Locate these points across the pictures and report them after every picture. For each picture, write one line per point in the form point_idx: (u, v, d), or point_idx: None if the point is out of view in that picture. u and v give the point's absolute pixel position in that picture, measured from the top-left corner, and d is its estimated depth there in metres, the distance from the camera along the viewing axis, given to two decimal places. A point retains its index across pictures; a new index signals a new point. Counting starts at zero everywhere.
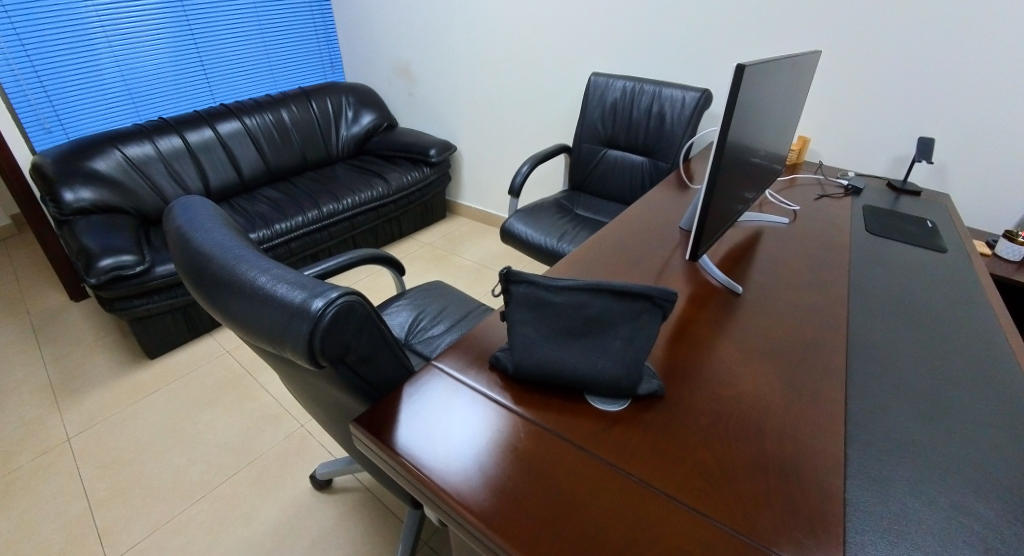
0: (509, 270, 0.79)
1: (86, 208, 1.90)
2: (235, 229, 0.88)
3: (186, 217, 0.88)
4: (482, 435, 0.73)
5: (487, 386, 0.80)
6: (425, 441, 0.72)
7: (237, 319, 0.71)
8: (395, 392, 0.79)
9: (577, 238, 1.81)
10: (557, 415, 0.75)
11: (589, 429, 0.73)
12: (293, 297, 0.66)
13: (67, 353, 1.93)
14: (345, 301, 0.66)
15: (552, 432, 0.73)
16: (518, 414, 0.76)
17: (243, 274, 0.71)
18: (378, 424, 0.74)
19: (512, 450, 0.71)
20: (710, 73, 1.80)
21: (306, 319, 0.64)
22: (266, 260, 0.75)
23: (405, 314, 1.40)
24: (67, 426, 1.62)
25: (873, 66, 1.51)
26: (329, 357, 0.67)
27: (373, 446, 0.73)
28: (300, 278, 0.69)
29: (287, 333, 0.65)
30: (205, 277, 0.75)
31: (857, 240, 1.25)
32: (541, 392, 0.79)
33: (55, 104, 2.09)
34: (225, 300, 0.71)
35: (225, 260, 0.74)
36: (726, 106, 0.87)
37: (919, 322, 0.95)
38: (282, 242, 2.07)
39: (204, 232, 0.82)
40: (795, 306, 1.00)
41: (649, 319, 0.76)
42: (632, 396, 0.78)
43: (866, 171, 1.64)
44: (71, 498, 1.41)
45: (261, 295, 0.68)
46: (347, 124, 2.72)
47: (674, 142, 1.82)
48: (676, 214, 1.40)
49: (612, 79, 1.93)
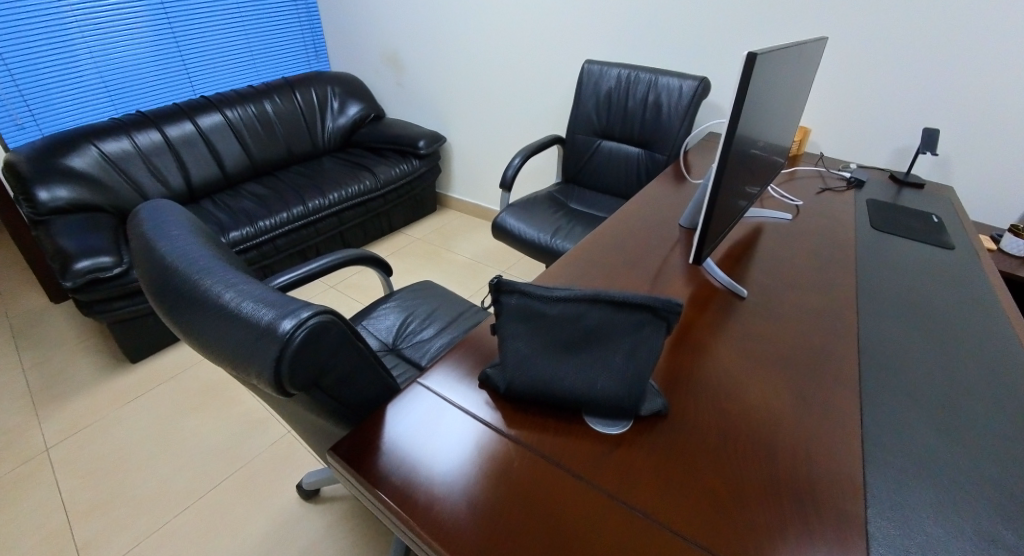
0: (499, 279, 0.74)
1: (62, 207, 1.81)
2: (205, 237, 0.82)
3: (153, 222, 0.82)
4: (470, 462, 0.67)
5: (477, 406, 0.74)
6: (407, 470, 0.67)
7: (202, 340, 0.65)
8: (377, 414, 0.73)
9: (571, 233, 1.76)
10: (553, 437, 0.70)
11: (590, 454, 0.68)
12: (261, 316, 0.60)
13: (45, 357, 1.84)
14: (318, 322, 0.60)
15: (548, 459, 0.67)
16: (509, 437, 0.70)
17: (207, 288, 0.65)
18: (359, 453, 0.68)
19: (504, 480, 0.65)
20: (708, 60, 1.73)
21: (274, 341, 0.58)
22: (235, 272, 0.69)
23: (393, 316, 1.34)
24: (46, 434, 1.55)
25: (877, 56, 1.45)
26: (299, 384, 0.62)
27: (351, 478, 0.67)
28: (269, 294, 0.64)
29: (253, 357, 0.59)
30: (169, 292, 0.69)
31: (861, 237, 1.21)
32: (534, 411, 0.73)
33: (27, 99, 1.99)
34: (188, 318, 0.65)
35: (189, 272, 0.68)
36: (735, 96, 0.82)
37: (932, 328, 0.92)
38: (266, 239, 1.99)
39: (169, 240, 0.76)
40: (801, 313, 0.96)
41: (652, 332, 0.71)
42: (634, 416, 0.72)
43: (868, 162, 1.59)
44: (50, 512, 1.34)
45: (226, 313, 0.62)
46: (333, 115, 2.63)
47: (671, 133, 1.76)
48: (674, 211, 1.35)
49: (606, 67, 1.86)
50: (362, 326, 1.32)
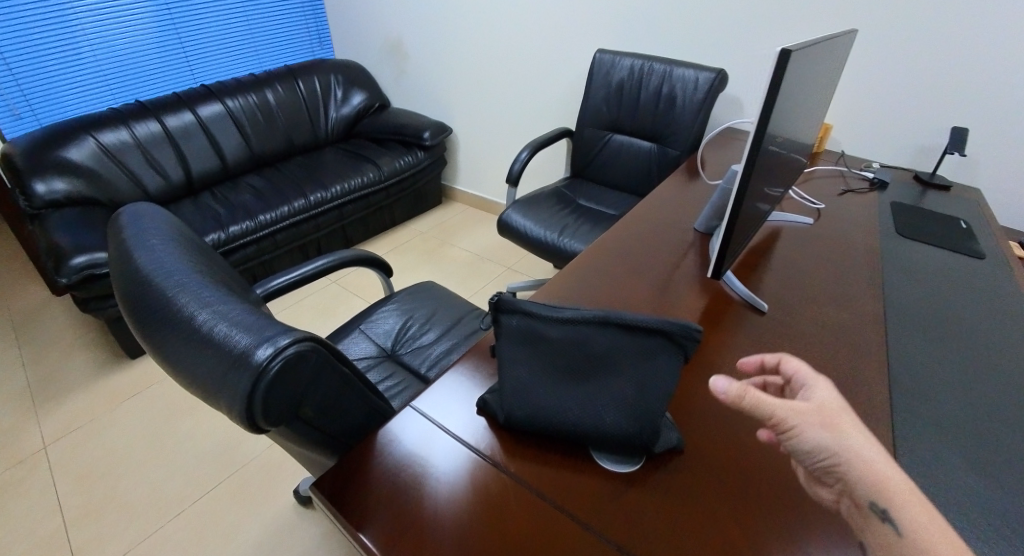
0: (499, 297, 0.73)
1: (59, 200, 1.77)
2: (184, 241, 0.76)
3: (130, 222, 0.76)
4: (464, 502, 0.63)
5: (475, 438, 0.69)
6: (394, 510, 0.62)
7: (171, 363, 0.59)
8: (364, 443, 0.69)
9: (579, 232, 1.70)
10: (556, 475, 0.65)
11: (596, 498, 0.63)
12: (234, 341, 0.55)
13: (43, 353, 1.82)
14: (296, 350, 0.55)
15: (551, 502, 0.62)
16: (509, 474, 0.65)
17: (177, 305, 0.59)
18: (345, 489, 0.64)
19: (501, 525, 0.60)
20: (727, 51, 1.65)
21: (247, 371, 0.53)
22: (210, 286, 0.64)
23: (393, 319, 1.30)
24: (43, 433, 1.52)
25: (908, 49, 1.36)
26: (275, 416, 0.57)
27: (333, 517, 0.62)
28: (245, 315, 0.59)
29: (224, 386, 0.54)
30: (137, 305, 0.63)
31: (885, 246, 1.15)
32: (536, 443, 0.68)
33: (22, 89, 1.94)
34: (156, 336, 0.60)
35: (158, 283, 0.62)
36: (766, 96, 0.75)
37: (956, 360, 0.87)
38: (267, 234, 1.94)
39: (142, 245, 0.70)
40: (819, 336, 0.92)
41: (667, 359, 0.66)
42: (645, 452, 0.67)
43: (891, 162, 1.52)
44: (45, 514, 1.32)
45: (196, 335, 0.57)
46: (337, 104, 2.57)
47: (685, 128, 1.69)
48: (688, 214, 1.29)
49: (618, 56, 1.78)
50: (359, 329, 1.27)
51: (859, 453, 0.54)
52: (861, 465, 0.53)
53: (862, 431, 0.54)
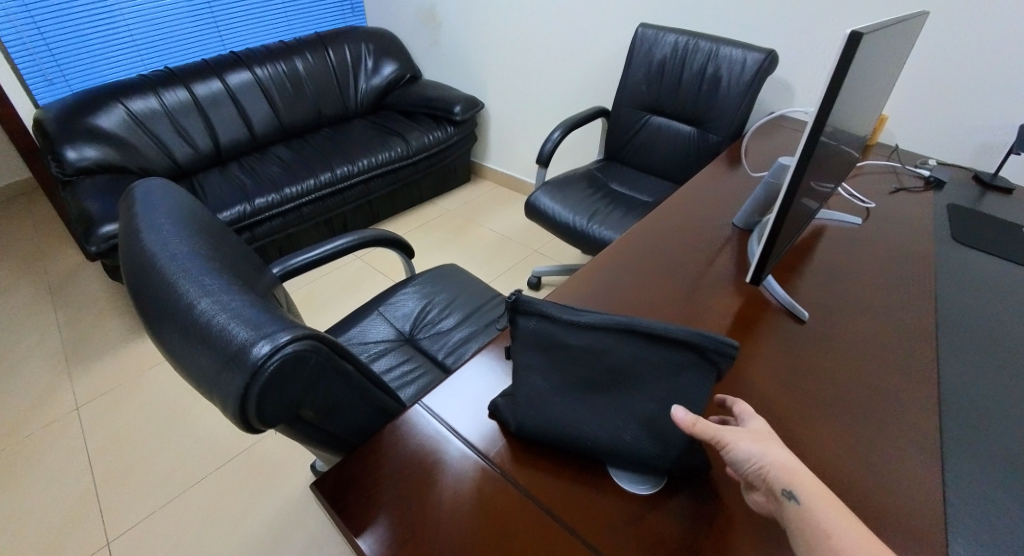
0: (516, 297, 0.67)
1: (89, 167, 1.80)
2: (194, 221, 0.74)
3: (142, 200, 0.74)
4: (468, 514, 0.60)
5: (486, 445, 0.66)
6: (394, 518, 0.60)
7: (170, 352, 0.57)
8: (367, 443, 0.67)
9: (609, 218, 1.63)
10: (567, 493, 0.61)
11: (609, 521, 0.59)
12: (231, 335, 0.52)
13: (79, 315, 1.88)
14: (295, 350, 0.52)
15: (560, 523, 0.59)
16: (516, 487, 0.62)
17: (177, 291, 0.57)
18: (345, 491, 0.62)
19: (505, 543, 0.57)
20: (781, 30, 1.52)
21: (242, 369, 0.51)
22: (214, 271, 0.61)
23: (413, 302, 1.27)
24: (77, 393, 1.58)
25: (986, 34, 1.22)
26: (272, 416, 0.55)
27: (332, 520, 0.61)
28: (247, 306, 0.56)
29: (220, 382, 0.52)
30: (140, 289, 0.61)
31: (941, 254, 1.06)
32: (548, 456, 0.65)
33: (54, 55, 1.95)
34: (156, 323, 0.58)
35: (160, 265, 0.60)
36: (828, 85, 0.68)
37: (1016, 387, 0.79)
38: (292, 207, 1.94)
39: (150, 224, 0.67)
40: (862, 352, 0.85)
41: (696, 376, 0.62)
42: (666, 475, 0.62)
43: (950, 159, 1.39)
44: (76, 471, 1.37)
45: (194, 326, 0.54)
46: (367, 75, 2.52)
47: (728, 113, 1.58)
48: (728, 207, 1.21)
49: (662, 32, 1.67)
50: (378, 310, 1.25)
51: (779, 459, 0.55)
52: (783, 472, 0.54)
53: (781, 446, 0.57)
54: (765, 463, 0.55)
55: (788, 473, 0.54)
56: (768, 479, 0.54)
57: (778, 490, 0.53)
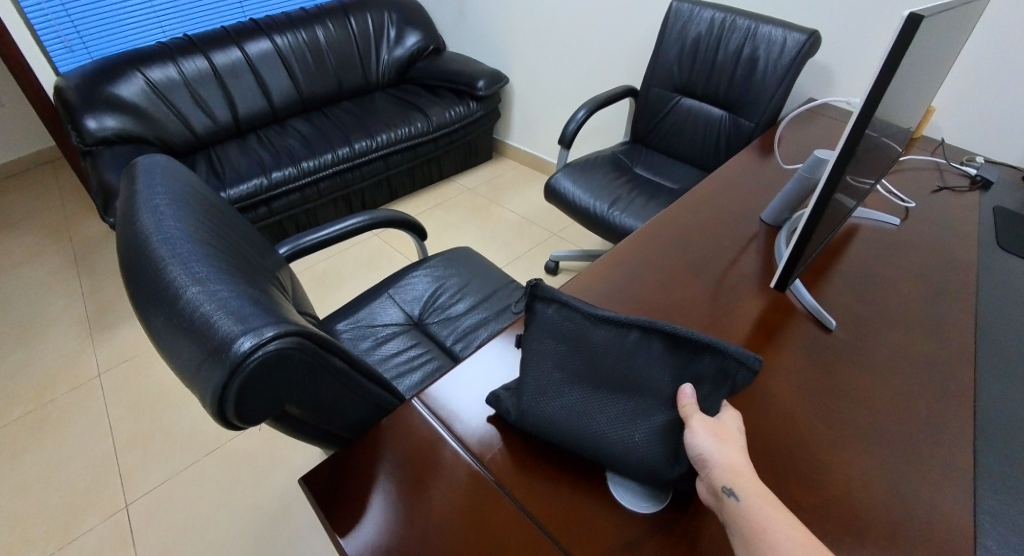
0: (536, 283, 0.65)
1: (110, 137, 1.81)
2: (193, 203, 0.72)
3: (144, 178, 0.73)
4: (459, 523, 0.58)
5: (481, 449, 0.65)
6: (383, 523, 0.59)
7: (155, 340, 0.56)
8: (356, 441, 0.66)
9: (631, 206, 1.57)
10: (562, 506, 0.59)
11: (603, 542, 0.57)
12: (214, 326, 0.51)
13: (103, 284, 1.91)
14: (278, 347, 0.51)
15: (551, 540, 0.57)
16: (510, 498, 0.60)
17: (165, 277, 0.55)
18: (334, 491, 0.61)
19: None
20: (826, 10, 1.42)
21: (222, 364, 0.49)
22: (205, 256, 0.59)
23: (424, 284, 1.25)
24: (100, 361, 1.63)
25: None
26: (255, 411, 0.53)
27: (321, 520, 0.60)
28: (234, 296, 0.54)
29: (201, 374, 0.51)
30: (130, 271, 0.59)
31: (985, 261, 0.98)
32: (545, 465, 0.63)
33: (75, 23, 1.94)
34: (143, 309, 0.57)
35: (152, 247, 0.58)
36: (876, 77, 0.61)
37: None
38: (309, 181, 1.93)
39: (147, 205, 0.66)
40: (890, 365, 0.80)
41: (709, 390, 0.58)
42: (668, 494, 0.60)
43: (1002, 156, 1.28)
44: (96, 437, 1.42)
45: (178, 315, 0.53)
46: (389, 45, 2.45)
47: (763, 98, 1.49)
48: (758, 201, 1.14)
49: (698, 8, 1.57)
50: (389, 293, 1.24)
51: (729, 459, 0.53)
52: (726, 472, 0.52)
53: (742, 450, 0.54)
54: (713, 461, 0.53)
55: (732, 474, 0.52)
56: (711, 477, 0.53)
57: (717, 486, 0.52)
